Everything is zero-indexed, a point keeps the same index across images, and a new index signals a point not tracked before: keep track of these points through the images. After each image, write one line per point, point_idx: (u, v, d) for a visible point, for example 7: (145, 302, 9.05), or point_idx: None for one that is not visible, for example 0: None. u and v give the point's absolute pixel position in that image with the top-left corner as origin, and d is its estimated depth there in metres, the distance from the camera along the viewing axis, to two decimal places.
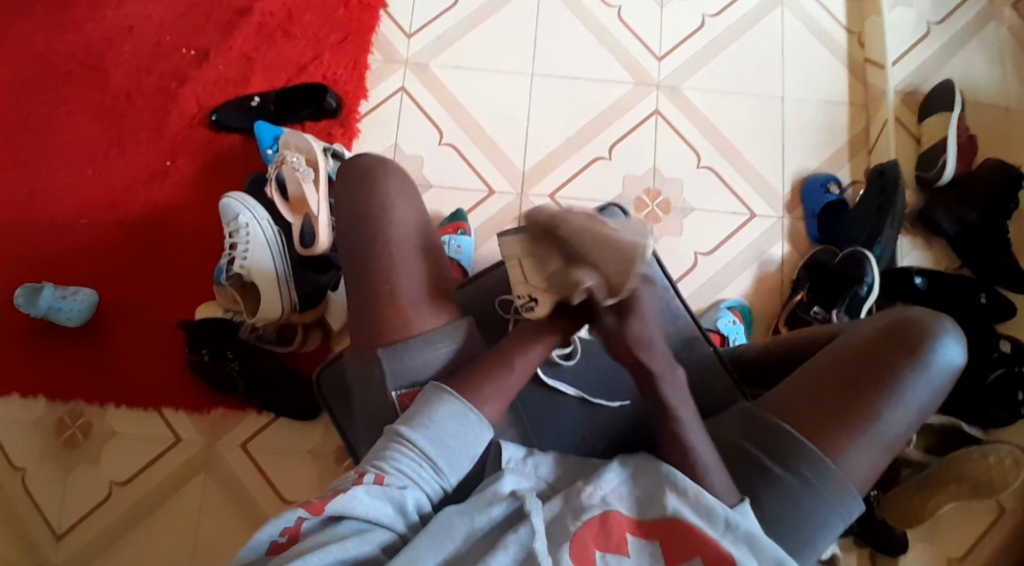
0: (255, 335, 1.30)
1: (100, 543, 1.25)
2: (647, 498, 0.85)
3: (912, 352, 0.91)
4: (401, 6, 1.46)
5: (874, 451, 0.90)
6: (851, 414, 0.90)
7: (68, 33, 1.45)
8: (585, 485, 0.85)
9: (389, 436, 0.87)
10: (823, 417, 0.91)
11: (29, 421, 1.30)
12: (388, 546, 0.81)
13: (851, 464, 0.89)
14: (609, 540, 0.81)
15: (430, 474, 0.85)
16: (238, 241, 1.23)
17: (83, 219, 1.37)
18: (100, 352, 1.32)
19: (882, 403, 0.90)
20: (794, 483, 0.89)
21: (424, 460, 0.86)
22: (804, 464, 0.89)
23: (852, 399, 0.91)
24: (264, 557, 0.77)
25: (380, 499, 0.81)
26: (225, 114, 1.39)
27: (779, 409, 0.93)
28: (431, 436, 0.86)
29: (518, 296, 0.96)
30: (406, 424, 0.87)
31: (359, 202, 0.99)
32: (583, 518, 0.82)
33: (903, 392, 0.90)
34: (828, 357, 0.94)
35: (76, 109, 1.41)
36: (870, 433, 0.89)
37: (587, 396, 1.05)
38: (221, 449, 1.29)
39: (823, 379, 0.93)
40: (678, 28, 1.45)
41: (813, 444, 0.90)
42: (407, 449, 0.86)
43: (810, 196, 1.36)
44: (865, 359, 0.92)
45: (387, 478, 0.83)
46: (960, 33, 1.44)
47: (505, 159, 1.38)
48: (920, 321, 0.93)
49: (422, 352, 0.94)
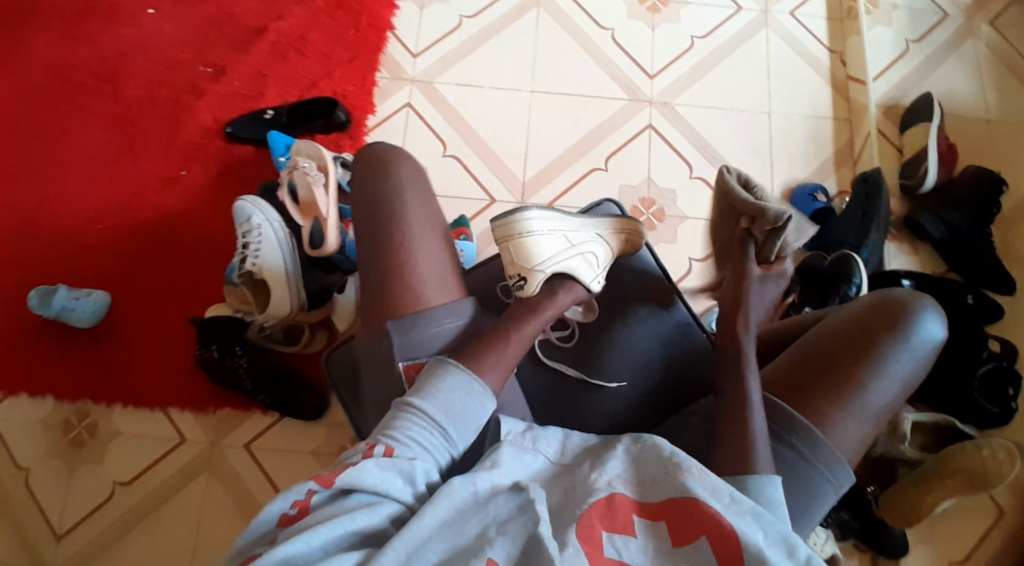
0: (262, 335, 1.33)
1: (100, 543, 1.27)
2: (650, 480, 0.86)
3: (894, 328, 0.93)
4: (407, 28, 1.53)
5: (859, 424, 0.92)
6: (835, 388, 0.92)
7: (90, 49, 1.52)
8: (592, 473, 0.87)
9: (399, 407, 0.89)
10: (809, 391, 0.93)
11: (35, 421, 1.33)
12: (397, 519, 0.81)
13: (836, 436, 0.91)
14: (615, 522, 0.82)
15: (439, 441, 0.88)
16: (249, 241, 1.26)
17: (96, 224, 1.42)
18: (109, 353, 1.35)
19: (865, 376, 0.92)
20: (789, 460, 0.91)
21: (434, 427, 0.88)
22: (797, 439, 0.91)
23: (835, 374, 0.93)
24: (276, 528, 0.79)
25: (390, 471, 0.82)
26: (239, 126, 1.45)
27: (768, 387, 0.97)
28: (440, 406, 0.89)
29: (512, 280, 1.04)
30: (415, 395, 0.90)
31: (372, 178, 1.02)
32: (589, 501, 0.83)
33: (887, 365, 0.92)
34: (815, 337, 0.97)
35: (93, 122, 1.48)
36: (852, 406, 0.91)
37: (582, 375, 1.06)
38: (224, 448, 1.32)
39: (808, 358, 0.95)
40: (669, 49, 1.52)
41: (801, 417, 0.92)
42: (418, 418, 0.88)
43: (799, 205, 1.40)
44: (851, 336, 0.94)
45: (398, 449, 0.85)
46: (939, 50, 1.52)
47: (506, 170, 1.43)
48: (901, 299, 0.95)
49: (429, 327, 0.97)
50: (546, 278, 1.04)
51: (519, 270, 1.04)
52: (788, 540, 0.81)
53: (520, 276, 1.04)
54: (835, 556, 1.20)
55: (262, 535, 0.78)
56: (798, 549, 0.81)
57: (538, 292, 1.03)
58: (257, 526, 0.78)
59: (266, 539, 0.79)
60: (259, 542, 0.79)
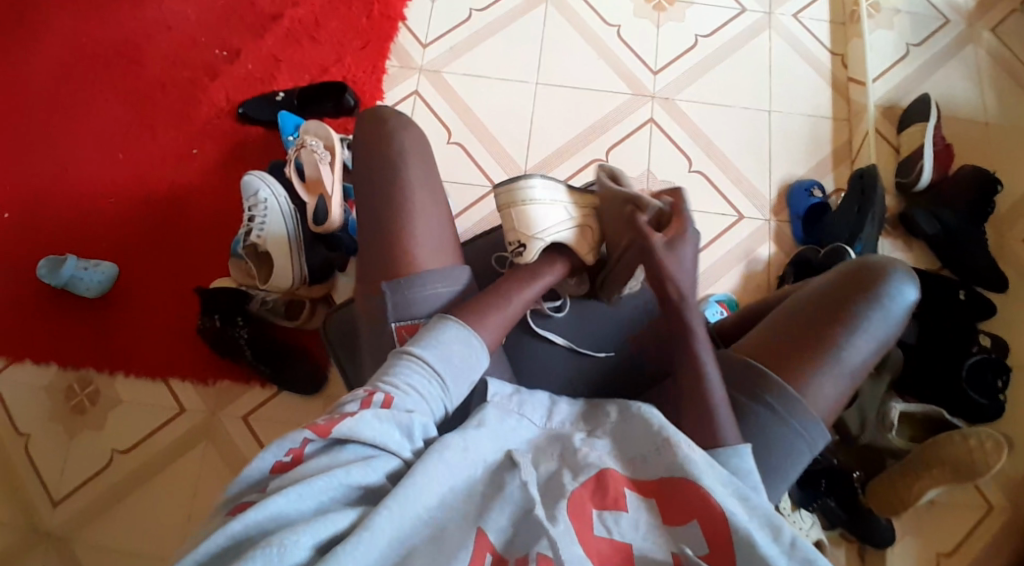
0: (265, 308, 1.35)
1: (95, 509, 1.29)
2: (640, 456, 0.84)
3: (867, 289, 0.96)
4: (418, 18, 1.57)
5: (836, 381, 0.93)
6: (811, 347, 0.94)
7: (108, 27, 1.56)
8: (581, 446, 0.85)
9: (399, 357, 0.89)
10: (787, 352, 0.95)
11: (38, 388, 1.36)
12: (393, 473, 0.81)
13: (811, 393, 0.93)
14: (606, 497, 0.81)
15: (437, 390, 0.87)
16: (255, 215, 1.29)
17: (108, 198, 1.45)
18: (114, 322, 1.38)
19: (840, 334, 0.94)
20: (762, 417, 0.93)
21: (432, 377, 0.88)
22: (773, 399, 0.92)
23: (812, 335, 0.95)
24: (268, 475, 0.78)
25: (388, 423, 0.82)
26: (251, 107, 1.49)
27: (747, 351, 0.98)
28: (440, 356, 0.89)
29: (511, 247, 1.05)
30: (414, 345, 0.89)
31: (378, 140, 1.04)
32: (580, 478, 0.82)
33: (862, 323, 0.95)
34: (792, 302, 0.99)
35: (110, 99, 1.51)
36: (827, 363, 0.93)
37: (570, 346, 1.06)
38: (222, 417, 1.34)
39: (786, 322, 0.97)
40: (673, 47, 1.55)
41: (777, 377, 0.93)
42: (417, 367, 0.88)
43: (795, 200, 1.43)
44: (826, 298, 0.97)
45: (397, 399, 0.84)
46: (939, 54, 1.55)
47: (509, 158, 1.47)
48: (877, 264, 0.98)
49: (422, 289, 0.98)
50: (545, 246, 1.04)
51: (519, 236, 1.04)
52: (771, 521, 0.80)
53: (519, 242, 1.04)
54: (821, 543, 1.20)
55: (253, 483, 0.78)
56: (781, 529, 0.79)
57: (536, 259, 1.03)
58: (248, 473, 0.77)
59: (257, 487, 0.78)
60: (251, 488, 0.78)
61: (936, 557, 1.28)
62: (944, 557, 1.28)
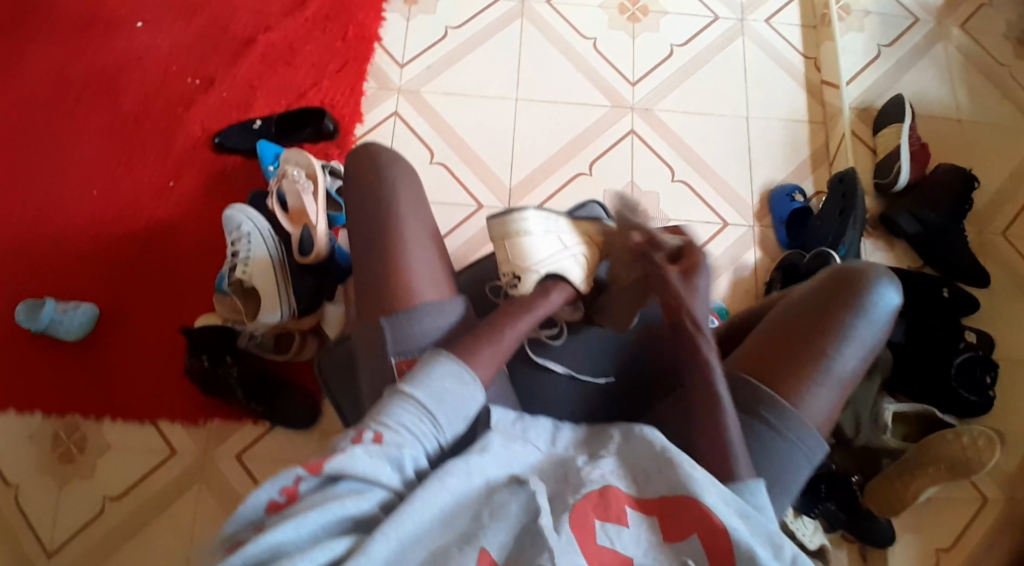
0: (253, 342, 1.33)
1: (89, 560, 1.26)
2: (643, 475, 0.84)
3: (854, 297, 0.96)
4: (393, 38, 1.56)
5: (828, 391, 0.94)
6: (804, 360, 0.95)
7: (77, 61, 1.53)
8: (584, 465, 0.84)
9: (391, 394, 0.86)
10: (779, 366, 0.95)
11: (23, 437, 1.32)
12: (385, 505, 0.78)
13: (806, 406, 0.94)
14: (609, 511, 0.79)
15: (428, 428, 0.84)
16: (240, 249, 1.28)
17: (84, 236, 1.42)
18: (99, 364, 1.35)
19: (830, 345, 0.95)
20: (758, 430, 0.93)
21: (423, 413, 0.85)
22: (771, 416, 0.93)
23: (803, 347, 0.95)
24: (263, 515, 0.77)
25: (379, 459, 0.79)
26: (229, 137, 1.46)
27: (740, 367, 0.98)
28: (431, 392, 0.86)
29: (507, 278, 1.05)
30: (406, 381, 0.87)
31: (367, 176, 1.04)
32: (582, 492, 0.80)
33: (851, 333, 0.95)
34: (782, 313, 0.99)
35: (81, 133, 1.48)
36: (819, 376, 0.94)
37: (571, 373, 1.06)
38: (215, 458, 1.32)
39: (777, 335, 0.97)
40: (649, 57, 1.56)
41: (771, 392, 0.94)
42: (407, 404, 0.85)
43: (777, 206, 1.44)
44: (815, 308, 0.97)
45: (388, 435, 0.82)
46: (910, 54, 1.57)
47: (493, 176, 1.46)
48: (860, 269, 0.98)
49: (417, 323, 0.96)
50: (540, 277, 1.03)
51: (514, 269, 1.04)
52: (774, 538, 0.81)
53: (514, 274, 1.04)
54: (824, 547, 1.21)
55: (249, 523, 0.76)
56: (783, 546, 0.80)
57: (531, 290, 1.03)
58: (244, 514, 0.76)
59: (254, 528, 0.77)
60: (246, 530, 0.77)
61: (935, 552, 1.30)
62: (943, 552, 1.30)
